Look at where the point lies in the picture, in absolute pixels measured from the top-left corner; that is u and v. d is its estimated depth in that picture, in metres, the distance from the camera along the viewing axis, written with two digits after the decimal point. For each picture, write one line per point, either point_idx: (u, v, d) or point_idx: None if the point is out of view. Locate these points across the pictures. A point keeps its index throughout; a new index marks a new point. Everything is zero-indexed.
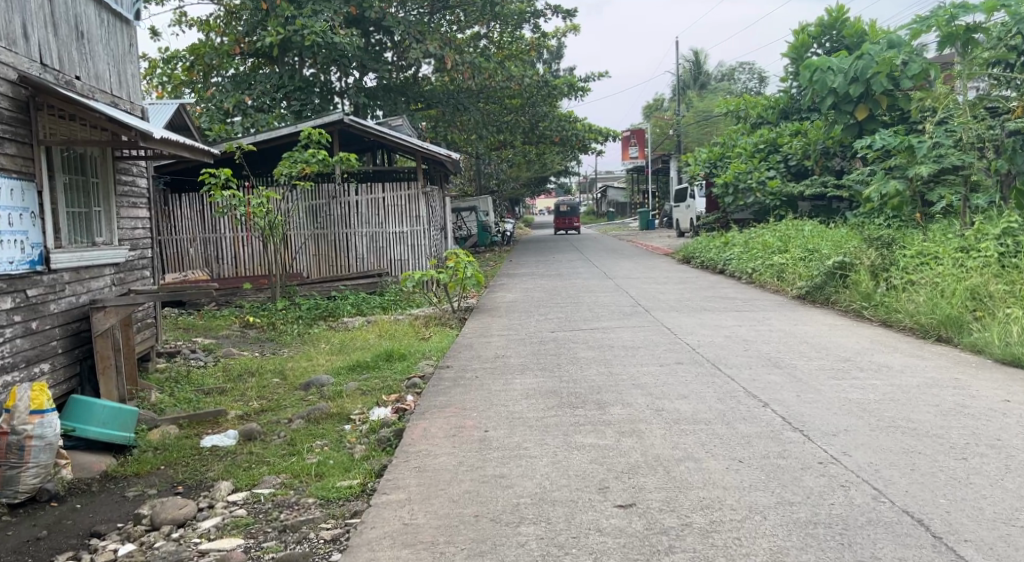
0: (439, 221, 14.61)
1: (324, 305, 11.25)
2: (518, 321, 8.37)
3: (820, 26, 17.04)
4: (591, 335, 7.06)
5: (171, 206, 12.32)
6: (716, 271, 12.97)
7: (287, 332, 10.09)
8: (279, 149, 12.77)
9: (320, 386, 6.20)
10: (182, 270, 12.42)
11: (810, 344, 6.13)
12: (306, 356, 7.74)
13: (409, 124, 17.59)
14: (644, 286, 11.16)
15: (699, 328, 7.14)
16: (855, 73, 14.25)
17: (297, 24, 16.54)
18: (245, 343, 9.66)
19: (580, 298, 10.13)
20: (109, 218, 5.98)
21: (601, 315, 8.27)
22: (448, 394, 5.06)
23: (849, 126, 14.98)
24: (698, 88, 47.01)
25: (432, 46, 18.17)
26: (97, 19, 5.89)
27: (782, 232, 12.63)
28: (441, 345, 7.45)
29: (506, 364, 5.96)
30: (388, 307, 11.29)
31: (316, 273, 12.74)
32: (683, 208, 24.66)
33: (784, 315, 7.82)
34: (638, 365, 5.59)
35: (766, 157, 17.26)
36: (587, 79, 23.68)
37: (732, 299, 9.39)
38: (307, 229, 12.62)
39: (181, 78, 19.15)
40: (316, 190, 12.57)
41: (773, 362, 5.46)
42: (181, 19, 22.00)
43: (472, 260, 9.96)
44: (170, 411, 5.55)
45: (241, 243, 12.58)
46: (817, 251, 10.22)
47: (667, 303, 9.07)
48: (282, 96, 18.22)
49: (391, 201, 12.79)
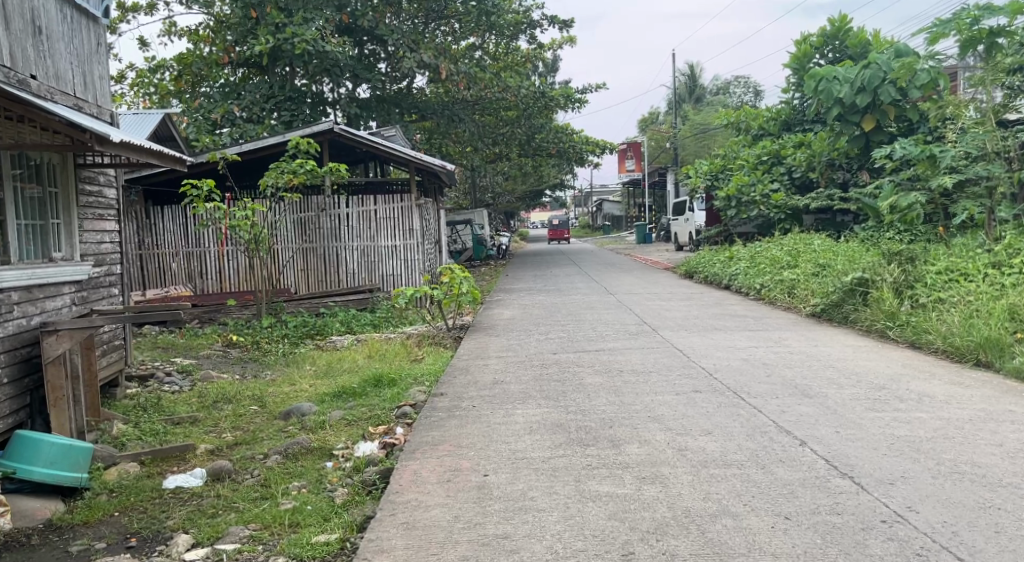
0: (433, 235, 14.09)
1: (312, 322, 10.72)
2: (516, 341, 7.84)
3: (823, 36, 16.68)
4: (597, 357, 6.52)
5: (153, 218, 11.81)
6: (721, 287, 12.48)
7: (272, 352, 9.54)
8: (266, 159, 12.27)
9: (301, 416, 5.66)
10: (163, 285, 11.88)
11: (838, 369, 5.62)
12: (289, 380, 7.20)
13: (403, 135, 17.12)
14: (647, 303, 10.64)
15: (712, 350, 6.63)
16: (861, 83, 13.86)
17: (288, 33, 16.08)
18: (227, 364, 9.11)
19: (581, 315, 9.61)
20: (70, 231, 5.46)
21: (605, 335, 7.75)
22: (441, 429, 4.52)
23: (854, 137, 14.61)
24: (694, 102, 46.84)
25: (426, 56, 17.78)
26: (58, 14, 5.44)
27: (790, 246, 12.15)
28: (434, 367, 6.91)
29: (506, 392, 5.43)
30: (379, 325, 10.76)
31: (304, 289, 12.19)
32: (682, 221, 24.24)
33: (802, 336, 7.31)
34: (651, 394, 5.07)
35: (769, 169, 16.84)
36: (584, 91, 23.33)
37: (743, 317, 8.88)
38: (294, 243, 12.09)
39: (169, 89, 18.70)
40: (305, 201, 12.06)
41: (801, 391, 4.95)
42: (171, 28, 21.57)
43: (468, 275, 9.45)
44: (133, 445, 5.00)
45: (226, 257, 12.07)
46: (831, 266, 9.72)
47: (674, 322, 8.56)
48: (272, 107, 17.72)
49: (384, 213, 12.28)
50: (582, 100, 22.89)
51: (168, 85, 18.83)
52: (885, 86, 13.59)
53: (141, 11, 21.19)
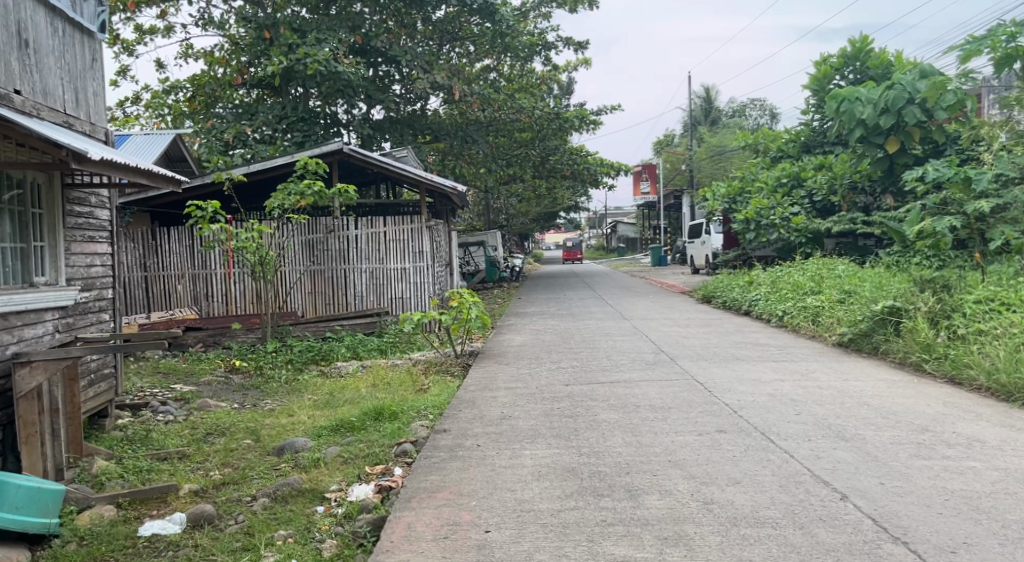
0: (444, 257, 13.80)
1: (317, 347, 10.40)
2: (527, 370, 7.47)
3: (843, 57, 16.35)
4: (613, 390, 6.13)
5: (159, 240, 11.59)
6: (741, 313, 12.05)
7: (275, 379, 9.22)
8: (273, 181, 12.04)
9: (297, 451, 5.30)
10: (168, 308, 11.64)
11: (873, 406, 5.21)
12: (288, 411, 6.85)
13: (415, 156, 16.87)
14: (665, 329, 10.23)
15: (736, 383, 6.22)
16: (885, 104, 13.50)
17: (300, 53, 15.93)
18: (228, 391, 8.79)
19: (595, 342, 9.22)
20: (54, 254, 5.18)
21: (621, 365, 7.36)
22: (442, 473, 4.15)
23: (878, 159, 14.26)
24: (710, 125, 46.59)
25: (440, 77, 17.64)
26: (47, 27, 5.21)
27: (813, 271, 11.73)
28: (439, 399, 6.54)
29: (514, 429, 5.05)
30: (386, 350, 10.43)
31: (311, 312, 11.88)
32: (698, 244, 23.83)
33: (831, 368, 6.89)
34: (671, 434, 4.67)
35: (789, 192, 16.44)
36: (599, 113, 23.09)
37: (766, 346, 8.45)
38: (302, 265, 11.81)
39: (182, 109, 18.66)
40: (313, 222, 11.80)
41: (836, 432, 4.54)
42: (186, 50, 21.63)
43: (477, 300, 9.10)
44: (113, 484, 4.67)
45: (233, 280, 11.82)
46: (858, 293, 9.29)
47: (693, 351, 8.15)
48: (284, 128, 17.55)
49: (393, 235, 11.99)
50: (598, 121, 22.64)
51: (182, 105, 18.81)
52: (910, 108, 13.27)
53: (158, 33, 21.27)
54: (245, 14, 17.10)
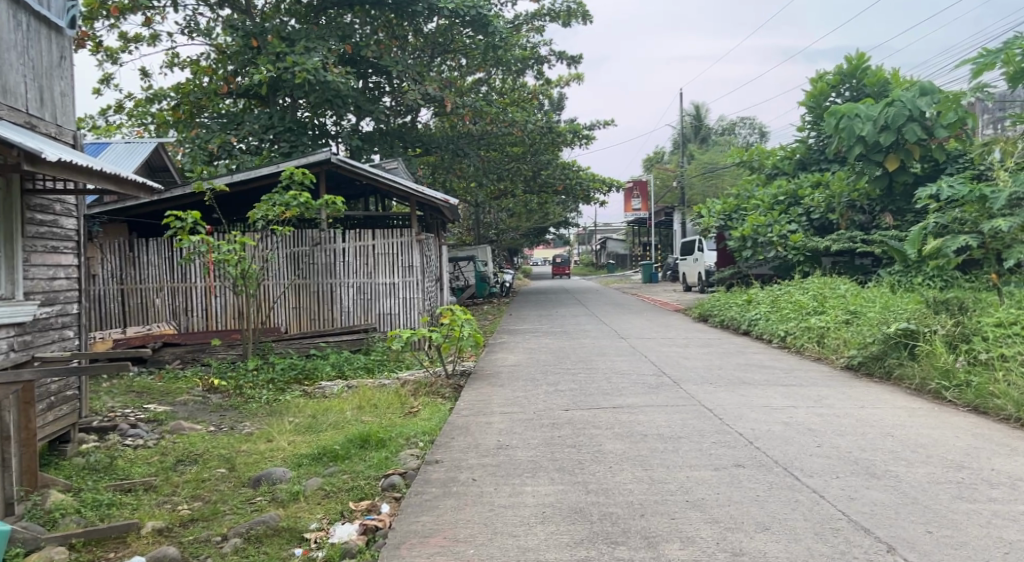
0: (434, 272, 13.41)
1: (301, 365, 9.96)
2: (522, 393, 7.05)
3: (839, 74, 16.17)
4: (616, 417, 5.73)
5: (137, 251, 11.15)
6: (741, 332, 11.70)
7: (255, 399, 8.76)
8: (257, 191, 11.61)
9: (274, 483, 4.85)
10: (144, 322, 11.17)
11: (898, 438, 4.84)
12: (267, 435, 6.42)
13: (404, 168, 16.47)
14: (664, 350, 9.85)
15: (746, 410, 5.84)
16: (885, 121, 13.26)
17: (289, 62, 15.57)
18: (204, 412, 8.31)
19: (592, 363, 8.82)
20: (11, 265, 4.77)
21: (622, 388, 6.96)
22: (435, 513, 3.75)
23: (876, 177, 14.02)
24: (699, 142, 46.64)
25: (431, 88, 17.32)
26: (8, 19, 4.82)
27: (814, 290, 11.42)
28: (429, 424, 6.12)
29: (512, 461, 4.65)
30: (373, 369, 9.99)
31: (295, 328, 11.43)
32: (691, 261, 23.55)
33: (843, 393, 6.54)
34: (684, 468, 4.27)
35: (786, 209, 16.18)
36: (592, 127, 22.84)
37: (771, 368, 8.08)
38: (286, 279, 11.35)
39: (167, 118, 18.24)
40: (298, 235, 11.38)
41: (864, 468, 4.16)
42: (173, 59, 21.22)
43: (470, 317, 8.70)
44: (69, 522, 4.21)
45: (214, 293, 11.39)
46: (865, 314, 8.97)
47: (696, 373, 7.78)
48: (271, 138, 17.14)
49: (381, 248, 11.58)
50: (590, 136, 22.38)
51: (166, 114, 18.39)
52: (911, 124, 13.07)
53: (144, 41, 20.87)
54: (233, 22, 16.73)
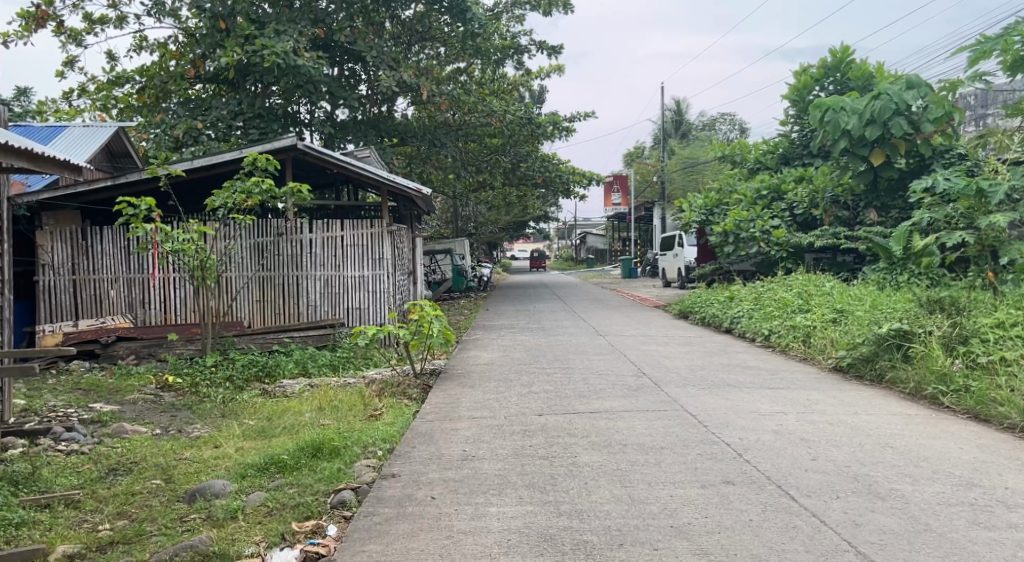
0: (407, 265, 12.91)
1: (262, 361, 9.44)
2: (493, 395, 6.58)
3: (824, 67, 15.86)
4: (594, 423, 5.29)
5: (90, 240, 10.54)
6: (722, 330, 11.34)
7: (210, 399, 8.22)
8: (219, 178, 11.02)
9: (212, 497, 4.36)
10: (98, 316, 10.55)
11: (898, 449, 4.45)
12: (214, 440, 5.91)
13: (378, 157, 15.89)
14: (644, 348, 9.44)
15: (732, 417, 5.41)
16: (871, 114, 12.98)
17: (257, 44, 14.94)
18: (154, 412, 7.75)
19: (568, 362, 8.38)
20: None
21: (600, 390, 6.51)
22: (385, 541, 3.29)
23: (861, 172, 13.74)
24: (680, 138, 46.44)
25: (407, 75, 16.77)
26: None
27: (799, 288, 11.07)
28: (391, 429, 5.63)
29: (478, 476, 4.18)
30: (339, 366, 9.49)
31: (258, 322, 10.87)
32: (671, 257, 23.22)
33: (834, 397, 6.15)
34: (668, 486, 3.84)
35: (768, 204, 15.85)
36: (572, 120, 22.41)
37: (756, 369, 7.69)
38: (249, 271, 10.80)
39: (131, 102, 17.50)
40: (263, 225, 10.81)
41: (865, 486, 3.76)
42: (140, 43, 20.45)
43: (440, 313, 8.21)
44: None
45: (172, 285, 10.79)
46: (853, 314, 8.62)
47: (677, 374, 7.36)
48: (240, 124, 16.48)
49: (351, 240, 11.06)
50: (570, 129, 21.95)
51: (131, 98, 17.65)
52: (896, 119, 12.82)
53: (110, 23, 20.09)
54: (200, 3, 16.05)
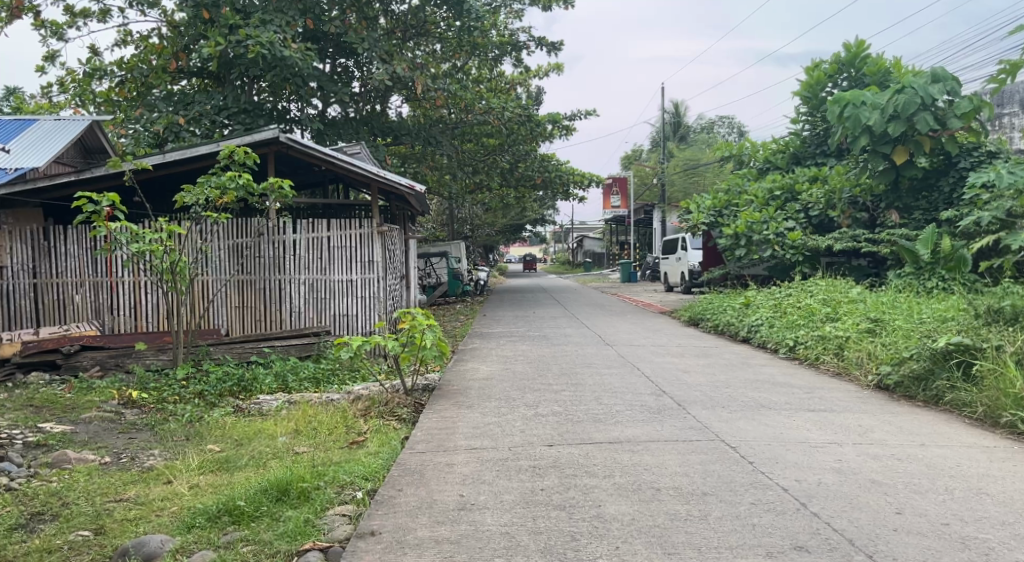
0: (399, 269, 12.07)
1: (237, 374, 8.55)
2: (494, 419, 5.72)
3: (837, 63, 15.07)
4: (617, 458, 4.43)
5: (52, 240, 9.63)
6: (739, 340, 10.51)
7: (177, 418, 7.34)
8: (193, 174, 10.11)
9: (143, 559, 3.51)
10: (61, 323, 9.66)
11: (998, 498, 3.61)
12: (169, 472, 5.05)
13: (370, 154, 14.98)
14: (658, 361, 8.59)
15: (779, 449, 4.54)
16: (895, 109, 12.18)
17: (241, 34, 14.07)
18: (110, 434, 6.87)
19: (577, 377, 7.52)
20: None
21: (617, 413, 5.66)
22: None
23: (883, 171, 12.92)
24: (678, 140, 45.74)
25: (399, 67, 15.83)
26: None
27: (824, 294, 10.25)
28: (374, 464, 4.74)
29: (481, 534, 3.34)
30: (322, 381, 8.58)
31: (237, 331, 9.99)
32: (673, 260, 22.43)
33: (889, 423, 5.31)
34: (724, 554, 3.01)
35: (782, 205, 15.01)
36: (572, 118, 21.59)
37: (789, 387, 6.85)
38: (228, 274, 9.94)
39: (110, 96, 16.59)
40: (241, 223, 9.94)
41: (981, 559, 2.94)
42: (124, 37, 19.58)
43: (433, 323, 7.33)
44: None
45: (143, 289, 9.88)
46: (891, 324, 7.81)
47: (702, 394, 6.50)
48: (225, 120, 15.63)
49: (338, 241, 10.19)
50: (571, 128, 21.13)
51: (109, 92, 16.74)
52: (922, 113, 12.01)
53: (92, 16, 19.19)
54: None
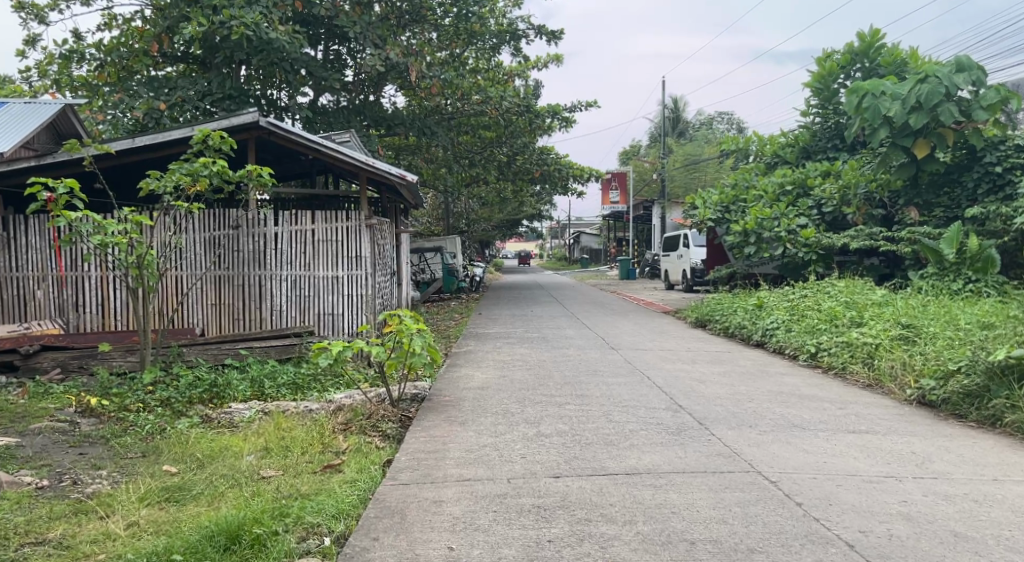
0: (389, 265, 11.29)
1: (209, 379, 7.80)
2: (491, 440, 4.97)
3: (850, 53, 14.28)
4: (637, 496, 3.71)
5: (12, 231, 8.88)
6: (752, 344, 9.79)
7: (137, 429, 6.58)
8: (165, 161, 9.32)
9: None
10: (21, 321, 8.89)
11: None
12: (108, 503, 4.32)
13: (359, 143, 14.15)
14: (668, 369, 7.85)
15: (829, 485, 3.82)
16: (916, 99, 11.44)
17: (224, 15, 13.23)
18: (59, 448, 6.10)
19: (582, 388, 6.79)
20: None
21: (631, 434, 4.93)
22: None
23: (902, 165, 12.19)
24: (677, 135, 45.09)
25: (393, 53, 15.03)
26: None
27: (845, 296, 9.54)
28: (349, 499, 3.99)
29: None
30: (301, 388, 7.83)
31: (213, 331, 9.23)
32: (675, 258, 21.70)
33: (947, 449, 4.60)
34: None
35: (794, 201, 14.23)
36: (573, 110, 20.81)
37: (819, 402, 6.13)
38: (203, 268, 9.17)
39: (89, 80, 15.72)
40: (219, 214, 9.18)
41: None
42: (106, 21, 18.70)
43: (422, 327, 6.57)
44: None
45: (111, 286, 9.10)
46: (927, 331, 7.11)
47: (724, 410, 5.78)
48: (209, 106, 14.81)
49: (323, 234, 9.43)
50: (571, 120, 20.37)
51: (88, 76, 15.86)
52: (946, 104, 11.28)
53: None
54: None
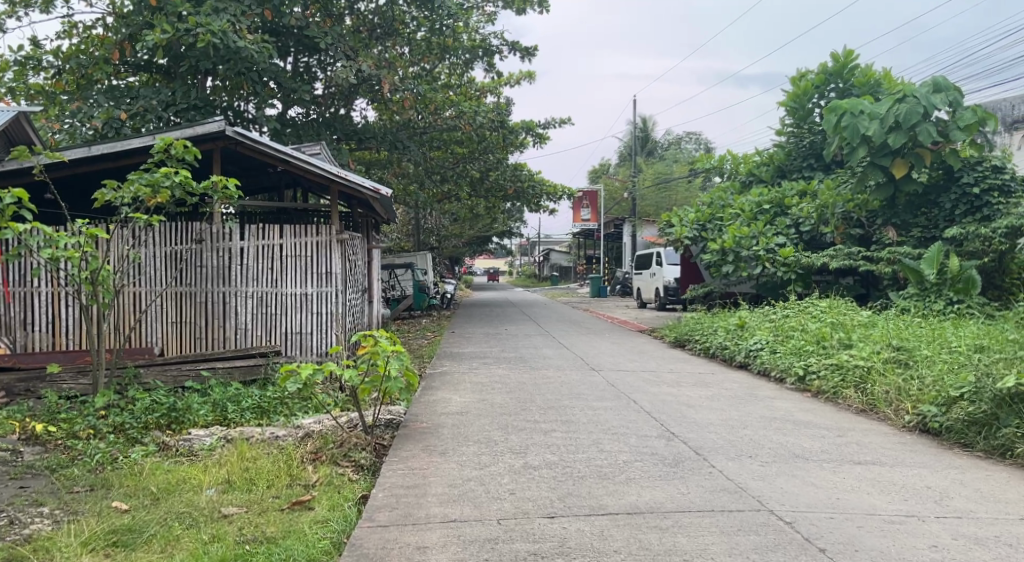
0: (360, 282, 10.84)
1: (167, 403, 7.27)
2: (475, 474, 4.58)
3: (825, 73, 14.31)
4: (644, 541, 3.36)
5: None
6: (735, 365, 9.53)
7: (85, 460, 6.04)
8: (124, 171, 8.81)
9: None
10: None
11: None
12: (46, 549, 3.83)
13: (329, 155, 13.71)
14: (654, 392, 7.54)
15: (849, 526, 3.51)
16: (895, 119, 11.42)
17: (190, 22, 12.72)
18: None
19: (567, 413, 6.43)
20: None
21: (626, 467, 4.59)
22: None
23: (880, 185, 12.15)
24: (647, 155, 45.33)
25: (365, 65, 14.64)
26: None
27: (829, 317, 9.34)
28: (322, 545, 3.56)
29: None
30: (267, 412, 7.35)
31: (172, 350, 8.70)
32: (648, 276, 21.53)
33: (962, 482, 4.34)
34: None
35: (771, 220, 14.12)
36: (547, 127, 20.60)
37: (816, 429, 5.85)
38: (163, 284, 8.66)
39: (46, 87, 15.02)
40: (181, 228, 8.69)
41: None
42: (65, 27, 17.98)
43: (398, 349, 6.15)
44: None
45: (63, 302, 8.54)
46: (920, 355, 6.90)
47: (719, 438, 5.46)
48: (172, 115, 14.23)
49: (291, 249, 8.94)
50: (544, 137, 20.15)
51: (44, 82, 15.16)
52: (924, 124, 11.27)
53: None
54: None
